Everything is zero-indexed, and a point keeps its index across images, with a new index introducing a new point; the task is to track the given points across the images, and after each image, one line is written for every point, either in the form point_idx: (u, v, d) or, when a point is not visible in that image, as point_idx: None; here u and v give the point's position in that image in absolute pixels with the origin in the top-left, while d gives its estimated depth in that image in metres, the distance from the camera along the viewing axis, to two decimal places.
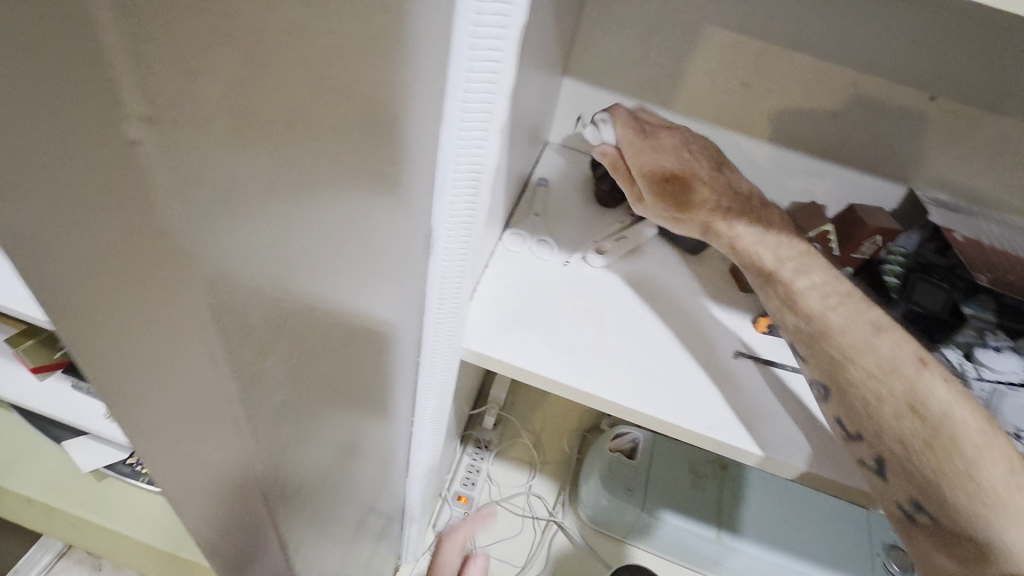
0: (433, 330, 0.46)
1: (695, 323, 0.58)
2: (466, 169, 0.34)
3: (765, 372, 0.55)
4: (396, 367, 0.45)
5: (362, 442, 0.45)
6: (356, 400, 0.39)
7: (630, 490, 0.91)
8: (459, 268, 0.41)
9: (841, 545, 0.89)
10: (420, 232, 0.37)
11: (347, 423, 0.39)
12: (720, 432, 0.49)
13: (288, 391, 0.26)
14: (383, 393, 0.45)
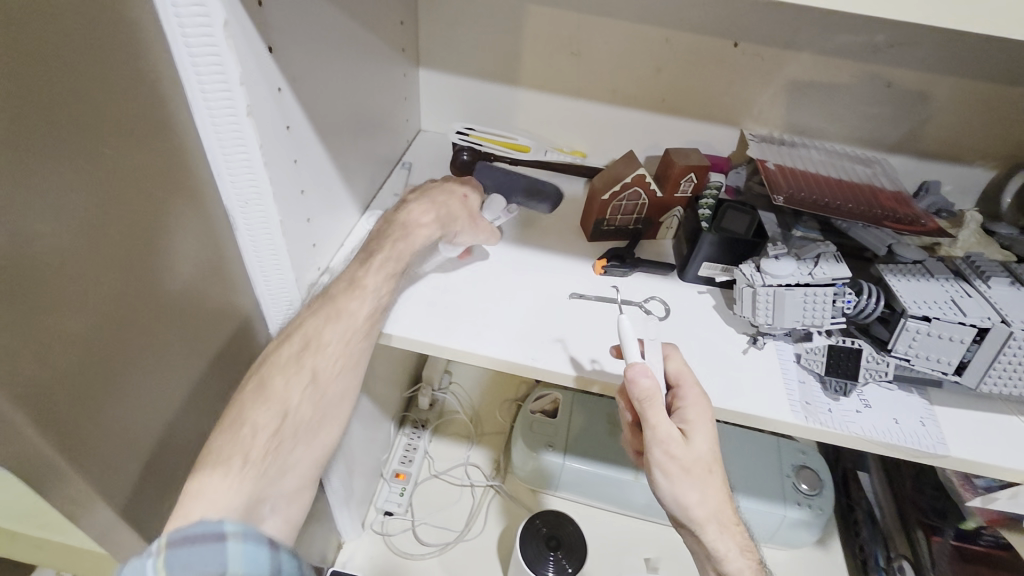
0: (270, 300, 0.53)
1: (538, 272, 0.64)
2: (233, 149, 0.41)
3: (598, 305, 0.61)
4: (244, 336, 0.52)
5: (217, 409, 0.51)
6: (196, 366, 0.46)
7: (552, 444, 0.97)
8: (268, 240, 0.48)
9: (755, 472, 0.95)
10: (215, 213, 0.44)
11: (191, 387, 0.46)
12: (542, 362, 0.54)
13: (45, 351, 0.31)
14: (237, 361, 0.52)
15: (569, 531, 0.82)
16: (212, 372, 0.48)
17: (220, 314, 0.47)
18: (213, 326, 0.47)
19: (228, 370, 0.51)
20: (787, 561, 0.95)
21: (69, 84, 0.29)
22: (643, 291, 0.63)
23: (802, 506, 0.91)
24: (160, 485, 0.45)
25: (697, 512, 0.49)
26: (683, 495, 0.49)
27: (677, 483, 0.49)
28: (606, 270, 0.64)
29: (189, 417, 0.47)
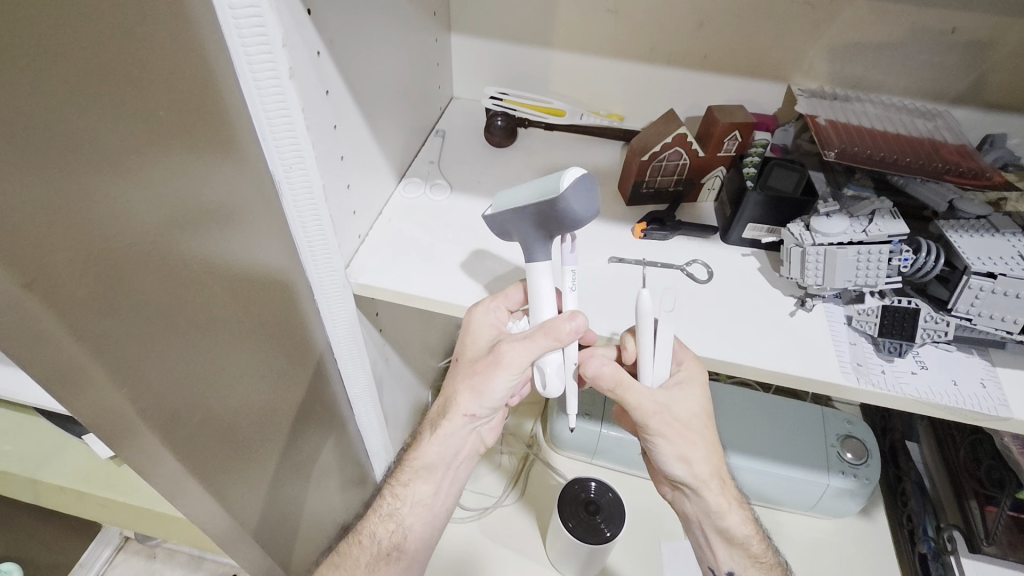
0: (313, 264, 0.54)
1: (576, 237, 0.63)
2: (277, 114, 0.42)
3: (636, 268, 0.60)
4: (291, 300, 0.53)
5: (270, 372, 0.52)
6: (247, 325, 0.47)
7: (589, 413, 0.97)
8: (311, 205, 0.48)
9: (799, 441, 0.93)
10: (262, 180, 0.45)
11: (243, 346, 0.47)
12: None
13: (113, 309, 0.33)
14: (286, 324, 0.53)
15: (608, 496, 0.83)
16: (264, 333, 0.50)
17: (269, 274, 0.48)
18: (262, 285, 0.48)
19: (279, 332, 0.52)
20: (829, 531, 0.94)
21: (121, 46, 0.30)
22: (684, 254, 0.62)
23: (847, 476, 0.89)
24: (221, 442, 0.47)
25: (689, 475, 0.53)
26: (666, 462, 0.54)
27: (666, 452, 0.53)
28: (646, 234, 0.63)
29: (244, 375, 0.48)
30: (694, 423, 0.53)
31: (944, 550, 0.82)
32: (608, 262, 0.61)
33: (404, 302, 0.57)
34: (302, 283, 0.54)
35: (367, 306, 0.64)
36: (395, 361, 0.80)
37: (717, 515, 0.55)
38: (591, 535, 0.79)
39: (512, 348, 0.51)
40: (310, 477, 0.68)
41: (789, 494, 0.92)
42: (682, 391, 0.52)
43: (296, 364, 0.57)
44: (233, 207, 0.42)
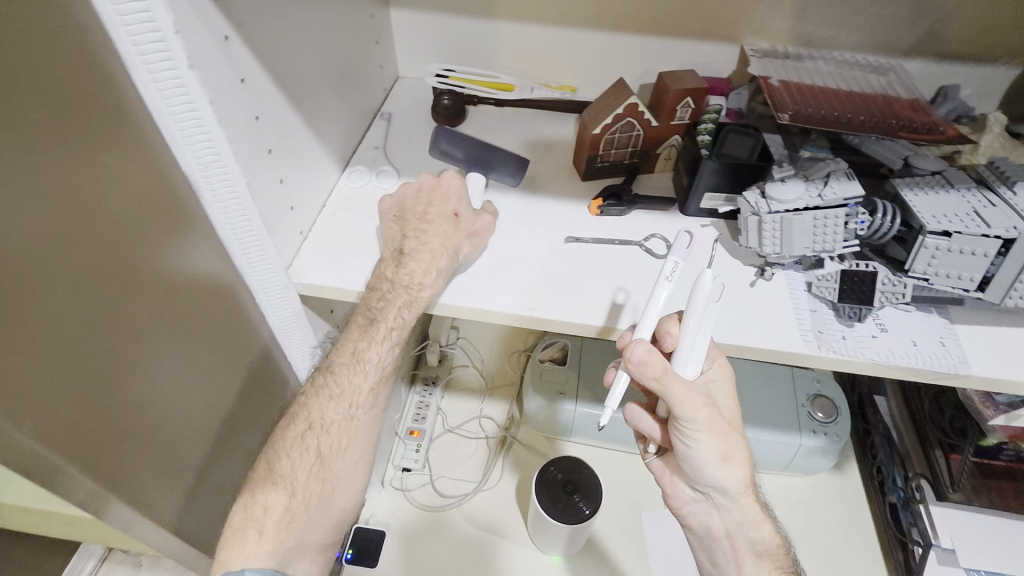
0: (249, 267, 0.50)
1: (531, 218, 0.61)
2: (182, 111, 0.38)
3: (592, 246, 0.58)
4: (228, 306, 0.50)
5: (210, 382, 0.50)
6: (175, 339, 0.44)
7: (563, 392, 0.96)
8: (237, 206, 0.45)
9: (771, 403, 0.94)
10: (176, 184, 0.41)
11: (172, 361, 0.44)
12: (539, 310, 0.52)
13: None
14: (224, 332, 0.50)
15: (584, 474, 0.82)
16: (197, 344, 0.47)
17: (196, 282, 0.45)
18: (190, 295, 0.44)
19: (216, 341, 0.49)
20: (803, 488, 0.96)
21: None
22: (642, 229, 0.60)
23: (817, 434, 0.90)
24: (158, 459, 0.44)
25: (730, 486, 0.51)
26: (707, 472, 0.51)
27: (715, 457, 0.49)
28: (603, 211, 0.61)
29: (177, 391, 0.45)
30: (735, 425, 0.51)
31: (912, 499, 0.85)
32: (565, 242, 0.58)
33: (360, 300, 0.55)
34: (239, 287, 0.51)
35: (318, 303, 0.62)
36: None
37: (749, 526, 0.55)
38: (565, 513, 0.78)
39: (416, 242, 0.54)
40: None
41: (763, 456, 0.93)
42: (717, 383, 0.51)
43: (241, 371, 0.54)
44: (145, 218, 0.38)
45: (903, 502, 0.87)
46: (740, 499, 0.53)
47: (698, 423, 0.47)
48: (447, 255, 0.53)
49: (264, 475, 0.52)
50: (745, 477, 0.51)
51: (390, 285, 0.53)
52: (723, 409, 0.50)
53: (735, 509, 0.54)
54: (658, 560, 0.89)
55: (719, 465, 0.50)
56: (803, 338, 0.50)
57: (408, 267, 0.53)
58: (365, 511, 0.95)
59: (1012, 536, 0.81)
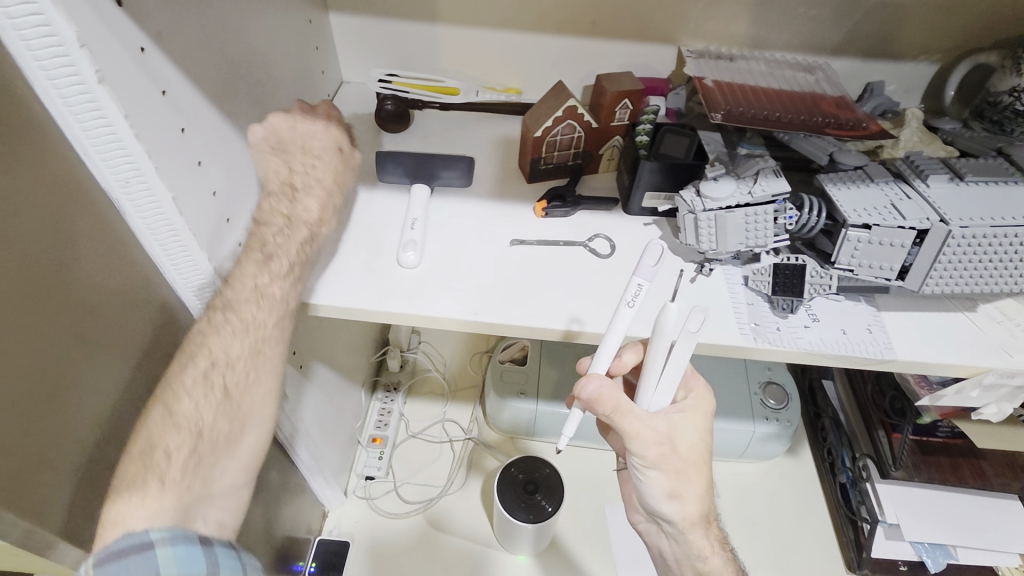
0: (183, 282, 0.49)
1: (477, 222, 0.61)
2: (95, 127, 0.37)
3: (537, 249, 0.59)
4: (160, 324, 0.48)
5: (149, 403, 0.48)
6: (98, 361, 0.42)
7: (523, 392, 0.97)
8: (165, 222, 0.44)
9: (725, 392, 0.96)
10: (95, 202, 0.40)
11: (96, 383, 0.42)
12: (485, 315, 0.53)
13: None
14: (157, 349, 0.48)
15: (545, 472, 0.83)
16: (123, 364, 0.45)
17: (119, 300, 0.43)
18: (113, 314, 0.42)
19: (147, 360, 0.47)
20: (759, 473, 0.99)
21: None
22: (587, 230, 0.61)
23: (770, 421, 0.93)
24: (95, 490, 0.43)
25: (678, 515, 0.53)
26: (657, 501, 0.53)
27: (662, 488, 0.51)
28: (548, 213, 0.62)
29: (104, 414, 0.44)
30: (693, 461, 0.52)
31: (860, 478, 0.89)
32: (511, 245, 0.59)
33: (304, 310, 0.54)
34: (175, 305, 0.50)
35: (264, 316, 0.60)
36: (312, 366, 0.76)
37: (698, 557, 0.56)
38: (526, 513, 0.79)
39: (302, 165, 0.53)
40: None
41: (719, 445, 0.96)
42: (683, 418, 0.52)
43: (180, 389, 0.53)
44: (64, 241, 0.37)
45: (853, 483, 0.91)
46: (687, 532, 0.55)
47: (646, 457, 0.49)
48: (330, 206, 0.54)
49: (158, 421, 0.45)
50: (693, 512, 0.53)
51: (286, 219, 0.51)
52: (681, 445, 0.51)
53: (683, 540, 0.56)
54: (622, 553, 0.90)
55: (667, 496, 0.52)
56: (742, 334, 0.52)
57: (303, 203, 0.52)
58: (329, 523, 0.94)
59: (952, 508, 0.86)
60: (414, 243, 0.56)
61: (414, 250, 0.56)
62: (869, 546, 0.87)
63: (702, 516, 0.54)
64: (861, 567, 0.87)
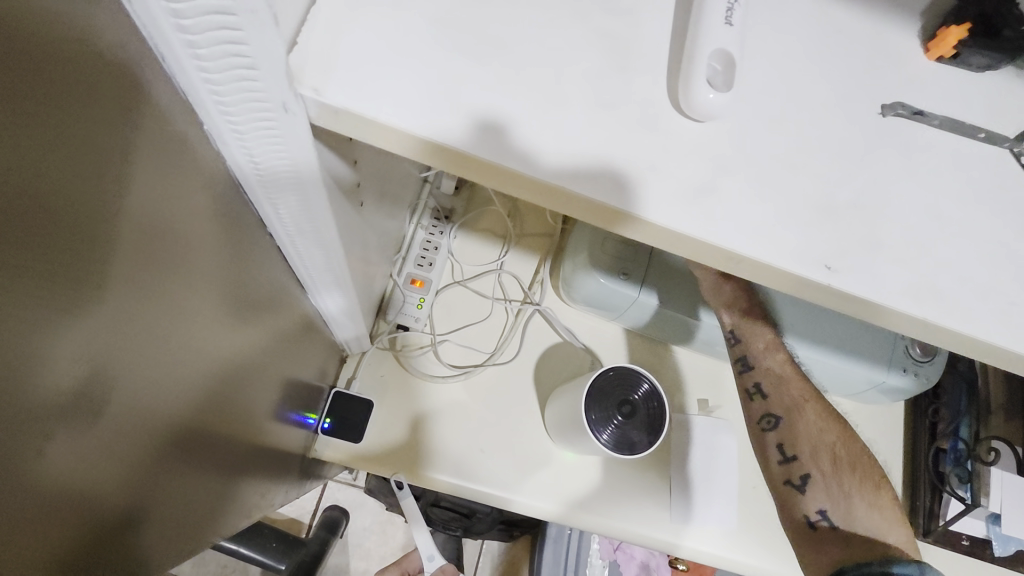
0: (190, 56, 0.18)
1: (823, 40, 0.28)
2: None
3: (928, 135, 0.28)
4: (164, 147, 0.19)
5: (173, 267, 0.22)
6: (11, 260, 0.14)
7: (626, 274, 0.72)
8: None
9: (871, 332, 0.75)
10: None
11: (56, 305, 0.16)
12: (845, 278, 0.25)
13: None
14: (160, 195, 0.19)
15: (652, 404, 0.64)
16: (83, 253, 0.16)
17: (42, 78, 0.13)
18: (28, 110, 0.13)
19: (144, 220, 0.19)
20: (846, 410, 0.86)
21: None
22: (1016, 114, 0.30)
23: (906, 374, 0.76)
24: (75, 468, 0.19)
25: (822, 467, 0.51)
26: (783, 436, 0.53)
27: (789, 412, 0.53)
28: (956, 54, 0.29)
29: (55, 376, 0.17)
30: (824, 415, 0.53)
31: (975, 458, 0.77)
32: (885, 112, 0.27)
33: (481, 179, 0.25)
34: (197, 114, 0.21)
35: (336, 142, 0.31)
36: (371, 200, 0.47)
37: (806, 459, 0.51)
38: (607, 434, 0.63)
39: None
40: (252, 381, 0.43)
41: (833, 381, 0.79)
42: (806, 410, 0.53)
43: (216, 261, 0.26)
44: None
45: (957, 456, 0.79)
46: (849, 510, 0.49)
47: (766, 359, 0.55)
48: None
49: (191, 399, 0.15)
50: (832, 451, 0.51)
51: None
52: (807, 444, 0.51)
53: (855, 523, 0.48)
54: (679, 468, 0.76)
55: (796, 411, 0.53)
56: None
57: None
58: (351, 368, 0.76)
59: None
60: (725, 64, 0.24)
61: (719, 82, 0.24)
62: (946, 519, 0.78)
63: (821, 430, 0.52)
64: (927, 534, 0.80)
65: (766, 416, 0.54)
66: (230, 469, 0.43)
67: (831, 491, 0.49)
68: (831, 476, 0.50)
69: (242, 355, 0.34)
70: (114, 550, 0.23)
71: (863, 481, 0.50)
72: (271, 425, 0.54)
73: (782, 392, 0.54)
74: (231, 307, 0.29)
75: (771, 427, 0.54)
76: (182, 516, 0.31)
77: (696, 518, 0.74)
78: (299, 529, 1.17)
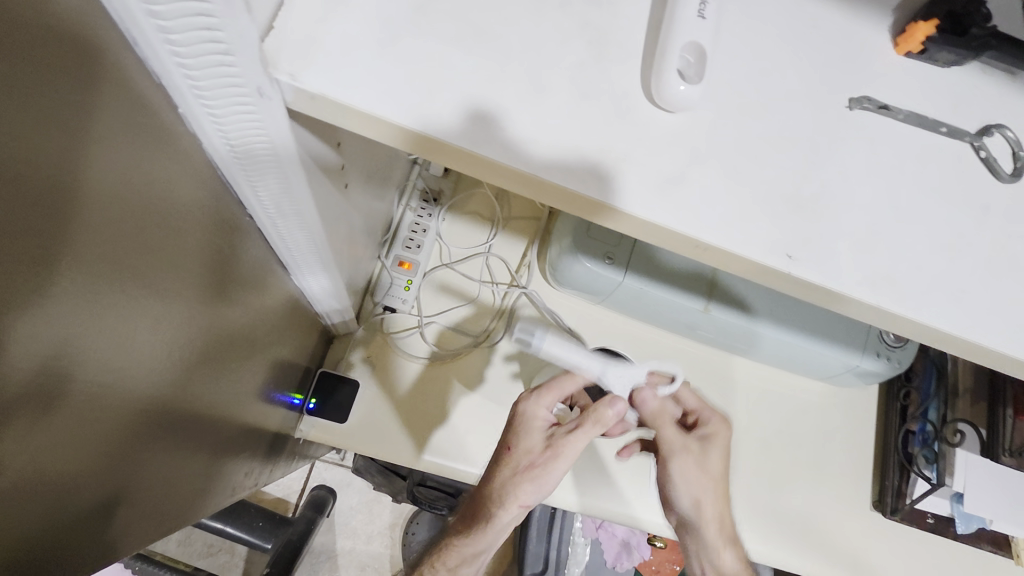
0: (166, 44, 0.19)
1: (796, 33, 0.29)
2: None
3: (891, 126, 0.29)
4: (136, 134, 0.19)
5: (137, 257, 0.21)
6: None
7: (610, 258, 0.73)
8: None
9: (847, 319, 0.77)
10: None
11: (16, 285, 0.16)
12: (807, 264, 0.26)
13: None
14: (128, 186, 0.19)
15: (633, 383, 0.66)
16: (34, 243, 0.16)
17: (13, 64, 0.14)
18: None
19: (111, 210, 0.19)
20: (823, 394, 0.88)
21: None
22: (980, 107, 0.31)
23: (879, 358, 0.78)
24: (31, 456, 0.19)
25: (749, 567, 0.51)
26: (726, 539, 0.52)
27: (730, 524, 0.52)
28: (924, 49, 0.30)
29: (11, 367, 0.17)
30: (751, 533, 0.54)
31: (942, 439, 0.80)
32: (854, 104, 0.28)
33: (457, 167, 0.25)
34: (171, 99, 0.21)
35: (320, 128, 0.31)
36: (356, 185, 0.47)
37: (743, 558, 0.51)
38: None
39: None
40: (229, 368, 0.43)
41: (809, 365, 0.82)
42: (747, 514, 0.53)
43: (189, 248, 0.26)
44: None
45: (926, 437, 0.82)
46: None
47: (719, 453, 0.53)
48: None
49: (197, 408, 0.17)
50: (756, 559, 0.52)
51: None
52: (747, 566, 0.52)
53: None
54: None
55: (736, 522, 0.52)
56: None
57: None
58: (339, 349, 0.77)
59: None
60: (697, 56, 0.25)
61: (690, 73, 0.25)
62: (912, 498, 0.81)
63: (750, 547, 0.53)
64: (895, 512, 0.83)
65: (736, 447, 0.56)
66: (208, 452, 0.43)
67: None
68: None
69: (218, 344, 0.34)
70: (74, 541, 0.23)
71: None
72: (254, 406, 0.54)
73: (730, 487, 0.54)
74: (206, 294, 0.29)
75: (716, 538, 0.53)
76: (151, 508, 0.31)
77: None
78: (288, 508, 1.19)
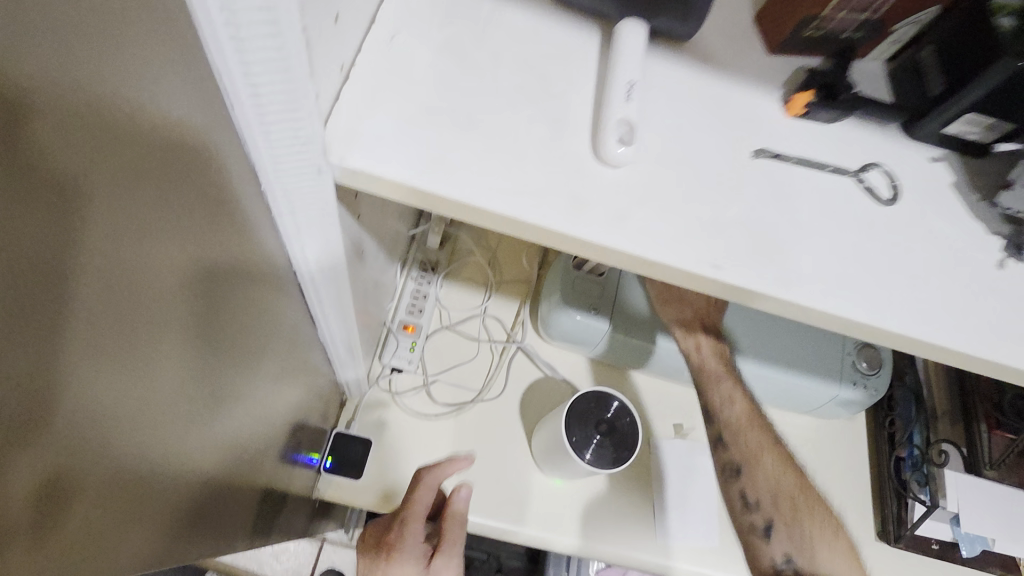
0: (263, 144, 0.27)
1: (706, 107, 0.38)
2: None
3: (787, 170, 0.38)
4: (205, 199, 0.23)
5: (194, 301, 0.25)
6: (82, 285, 0.17)
7: (595, 308, 0.81)
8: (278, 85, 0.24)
9: (819, 352, 0.83)
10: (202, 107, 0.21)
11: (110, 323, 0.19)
12: (731, 273, 0.33)
13: None
14: (193, 239, 0.23)
15: (626, 418, 0.71)
16: (130, 286, 0.20)
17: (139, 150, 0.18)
18: (82, 183, 0.16)
19: (122, 281, 0.19)
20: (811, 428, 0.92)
21: None
22: (858, 152, 0.40)
23: (856, 386, 0.84)
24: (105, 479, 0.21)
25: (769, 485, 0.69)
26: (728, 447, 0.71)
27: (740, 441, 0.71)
28: (807, 112, 0.39)
29: (17, 469, 0.16)
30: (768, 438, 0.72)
31: (929, 461, 0.83)
32: (756, 154, 0.37)
33: (460, 215, 0.33)
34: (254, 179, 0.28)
35: (347, 199, 0.39)
36: (370, 251, 0.56)
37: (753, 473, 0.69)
38: (590, 453, 0.69)
39: None
40: (267, 417, 0.46)
41: (793, 399, 0.87)
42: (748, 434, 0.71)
43: (230, 299, 0.29)
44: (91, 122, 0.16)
45: (915, 462, 0.85)
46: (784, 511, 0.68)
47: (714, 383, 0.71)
48: None
49: None
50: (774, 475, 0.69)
51: None
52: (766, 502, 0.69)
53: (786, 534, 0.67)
54: (661, 489, 0.82)
55: (739, 440, 0.70)
56: None
57: None
58: (351, 411, 0.82)
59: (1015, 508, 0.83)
60: (627, 127, 0.34)
61: (626, 140, 0.34)
62: (913, 524, 0.83)
63: (768, 481, 0.69)
64: (898, 540, 0.84)
65: (716, 442, 0.72)
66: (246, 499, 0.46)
67: (794, 537, 0.66)
68: (782, 521, 0.67)
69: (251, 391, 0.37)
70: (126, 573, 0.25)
71: (808, 512, 0.68)
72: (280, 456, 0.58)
73: (734, 429, 0.70)
74: (237, 335, 0.32)
75: (735, 476, 0.70)
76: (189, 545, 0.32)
77: (677, 536, 0.79)
78: None
